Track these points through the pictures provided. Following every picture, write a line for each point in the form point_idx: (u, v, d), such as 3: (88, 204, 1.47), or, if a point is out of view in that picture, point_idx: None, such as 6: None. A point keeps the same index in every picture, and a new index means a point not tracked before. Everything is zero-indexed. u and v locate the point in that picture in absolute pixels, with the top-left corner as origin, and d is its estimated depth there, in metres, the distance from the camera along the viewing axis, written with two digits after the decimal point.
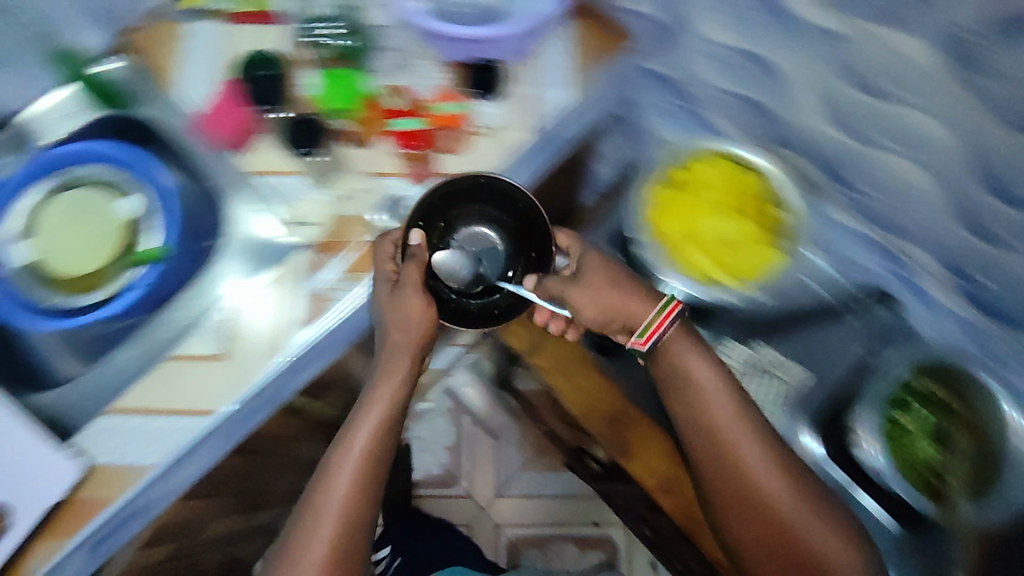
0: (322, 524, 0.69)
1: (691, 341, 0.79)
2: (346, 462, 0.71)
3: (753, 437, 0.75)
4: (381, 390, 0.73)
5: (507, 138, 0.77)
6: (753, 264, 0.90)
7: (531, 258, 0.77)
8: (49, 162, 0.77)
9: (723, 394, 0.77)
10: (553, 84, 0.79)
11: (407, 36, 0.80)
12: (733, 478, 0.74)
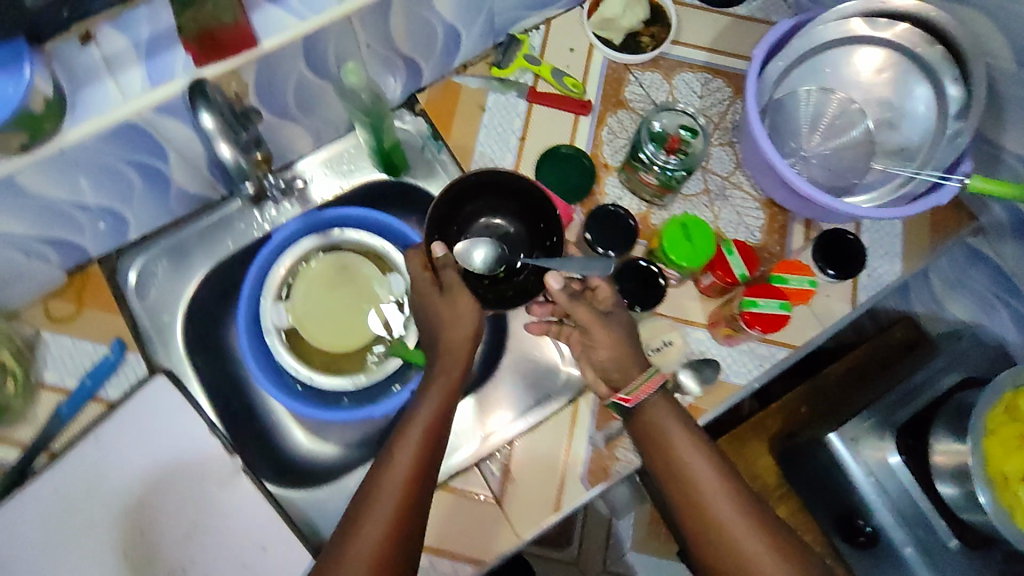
0: (384, 495, 0.52)
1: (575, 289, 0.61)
2: (409, 431, 0.55)
3: (731, 499, 0.52)
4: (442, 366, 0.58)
5: (825, 309, 0.69)
6: None
7: (541, 233, 0.62)
8: (323, 222, 0.70)
9: (696, 444, 0.55)
10: (880, 255, 0.71)
11: (729, 159, 0.73)
12: (696, 521, 0.53)
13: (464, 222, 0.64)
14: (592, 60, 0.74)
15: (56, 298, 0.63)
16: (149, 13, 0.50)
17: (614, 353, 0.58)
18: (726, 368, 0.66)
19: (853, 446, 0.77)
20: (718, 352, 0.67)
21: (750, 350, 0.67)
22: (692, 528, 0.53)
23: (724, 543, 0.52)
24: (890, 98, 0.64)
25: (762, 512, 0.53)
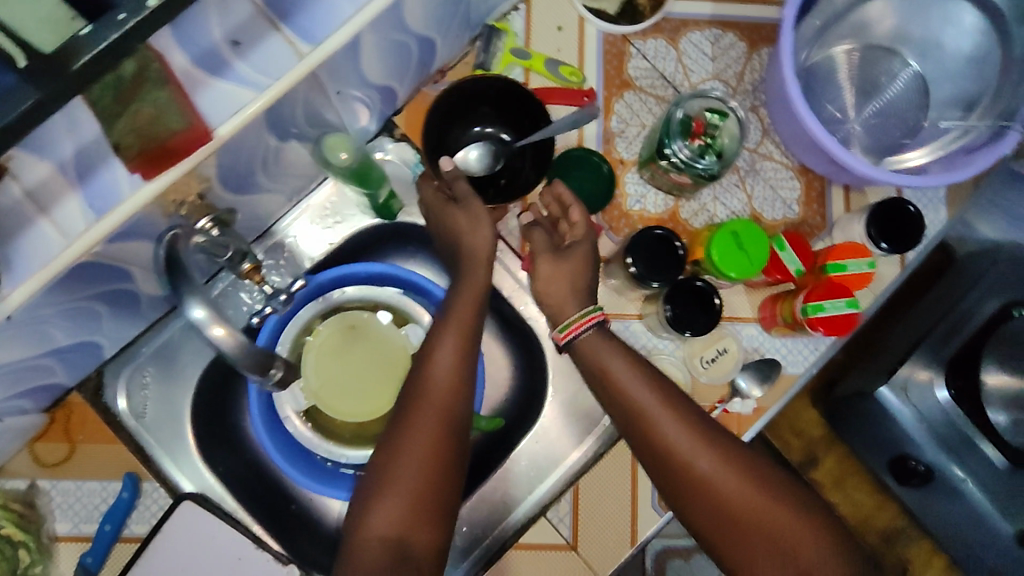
0: (399, 482, 0.48)
1: (608, 346, 0.54)
2: (425, 413, 0.50)
3: (705, 444, 0.49)
4: (450, 340, 0.53)
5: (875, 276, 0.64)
6: None
7: (530, 127, 0.59)
8: (318, 287, 0.62)
9: (655, 389, 0.52)
10: (924, 202, 0.67)
11: (755, 128, 0.66)
12: (669, 454, 0.49)
13: (458, 136, 0.61)
14: (585, 37, 0.65)
15: (40, 441, 0.55)
16: (67, 123, 0.40)
17: (557, 283, 0.57)
18: (784, 358, 0.62)
19: (911, 387, 0.74)
20: (775, 343, 0.62)
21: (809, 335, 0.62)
22: (668, 481, 0.50)
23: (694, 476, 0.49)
24: (933, 44, 0.59)
25: (740, 454, 0.49)
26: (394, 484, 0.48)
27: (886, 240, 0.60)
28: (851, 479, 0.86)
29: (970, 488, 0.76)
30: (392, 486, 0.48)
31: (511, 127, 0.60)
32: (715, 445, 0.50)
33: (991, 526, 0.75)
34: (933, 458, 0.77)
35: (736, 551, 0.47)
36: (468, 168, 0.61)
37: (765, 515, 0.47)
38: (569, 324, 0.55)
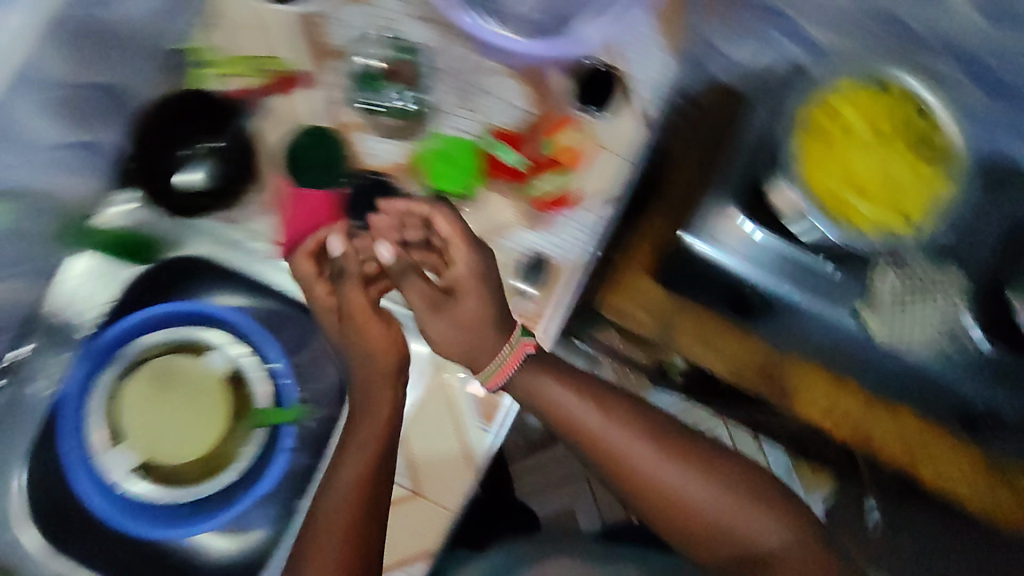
0: (326, 537, 0.56)
1: (517, 375, 0.61)
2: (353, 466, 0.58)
3: (663, 460, 0.61)
4: (371, 449, 0.58)
5: (616, 141, 0.66)
6: (931, 193, 0.67)
7: (226, 120, 0.64)
8: (105, 348, 0.64)
9: (600, 410, 0.62)
10: (646, 55, 0.67)
11: (460, 47, 0.66)
12: (650, 487, 0.61)
13: (169, 164, 0.63)
14: (269, 24, 0.66)
15: None
16: None
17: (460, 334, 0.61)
18: (555, 247, 0.66)
19: (719, 227, 0.78)
20: (541, 236, 0.66)
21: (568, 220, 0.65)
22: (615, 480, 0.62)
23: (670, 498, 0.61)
24: None
25: (700, 455, 0.63)
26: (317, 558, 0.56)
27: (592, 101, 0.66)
28: (712, 331, 0.79)
29: (817, 316, 0.80)
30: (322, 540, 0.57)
31: (210, 135, 0.64)
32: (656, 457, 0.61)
33: (830, 332, 0.80)
34: (766, 283, 0.79)
35: (663, 524, 0.62)
36: (190, 184, 0.63)
37: (722, 515, 0.61)
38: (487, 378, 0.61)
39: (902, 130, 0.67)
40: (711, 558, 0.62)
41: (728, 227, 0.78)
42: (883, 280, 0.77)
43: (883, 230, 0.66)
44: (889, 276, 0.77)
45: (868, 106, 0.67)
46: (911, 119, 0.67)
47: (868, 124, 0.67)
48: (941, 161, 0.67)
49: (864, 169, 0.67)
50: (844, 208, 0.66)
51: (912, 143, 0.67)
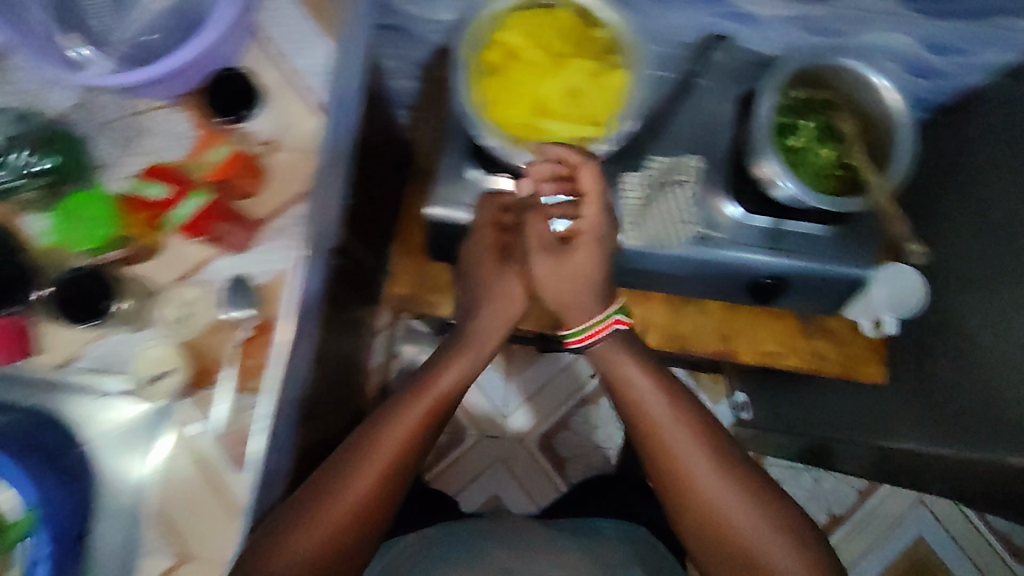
0: (343, 478, 0.63)
1: (619, 355, 0.72)
2: (385, 436, 0.65)
3: (721, 475, 0.67)
4: (409, 414, 0.67)
5: (295, 138, 0.65)
6: (619, 95, 0.66)
7: None
8: None
9: (705, 454, 0.68)
10: (302, 45, 0.66)
11: (105, 97, 0.63)
12: (676, 483, 0.68)
13: None
14: None
15: None
16: None
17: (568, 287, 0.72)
18: (262, 272, 0.63)
19: (455, 186, 0.74)
20: (243, 264, 0.63)
21: (270, 237, 0.63)
22: (670, 499, 0.69)
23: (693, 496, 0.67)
24: None
25: (771, 501, 0.67)
26: (315, 525, 0.61)
27: (246, 108, 0.63)
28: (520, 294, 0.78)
29: None
30: (345, 488, 0.63)
31: None
32: (712, 452, 0.68)
33: None
34: (525, 228, 0.75)
35: (716, 555, 0.67)
36: None
37: (722, 529, 0.66)
38: (578, 333, 0.73)
39: (574, 43, 0.66)
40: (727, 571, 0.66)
41: (470, 179, 0.73)
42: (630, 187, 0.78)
43: (578, 146, 0.65)
44: (632, 181, 0.78)
45: (537, 23, 0.66)
46: (583, 35, 0.66)
47: (537, 44, 0.66)
48: (619, 62, 0.66)
49: (546, 92, 0.65)
50: (539, 138, 0.65)
51: (591, 57, 0.66)
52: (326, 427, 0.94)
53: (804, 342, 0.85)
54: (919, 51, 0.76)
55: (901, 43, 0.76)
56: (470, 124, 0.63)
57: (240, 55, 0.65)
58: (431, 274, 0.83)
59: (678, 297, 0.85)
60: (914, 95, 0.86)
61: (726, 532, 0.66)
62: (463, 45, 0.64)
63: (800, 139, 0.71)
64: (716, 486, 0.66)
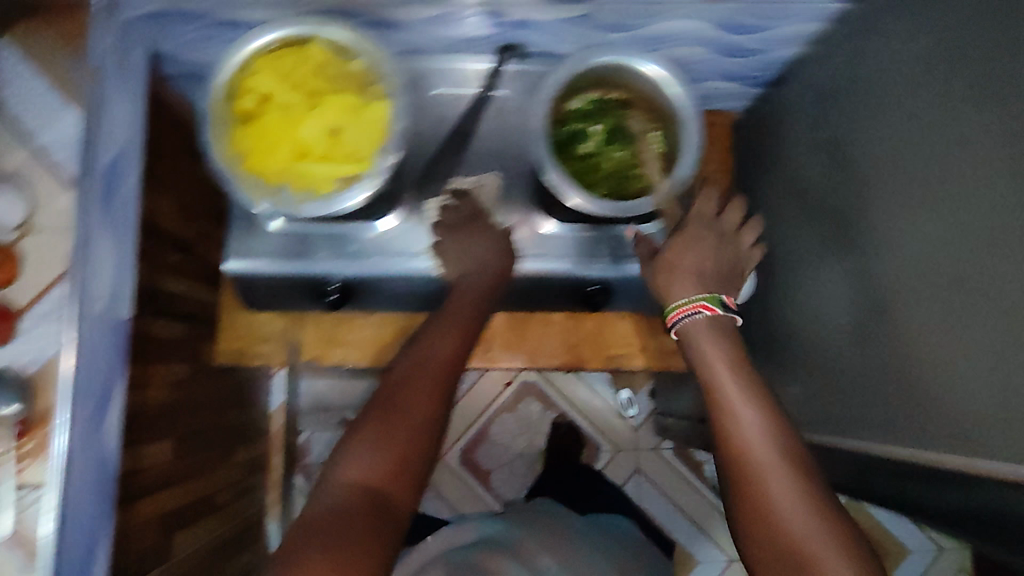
0: (388, 425, 0.55)
1: (710, 335, 0.63)
2: (420, 376, 0.58)
3: (767, 448, 0.55)
4: (452, 311, 0.64)
5: None
6: (378, 128, 0.62)
7: None
8: None
9: (753, 410, 0.58)
10: None
11: None
12: (744, 487, 0.54)
13: None
14: None
15: None
16: None
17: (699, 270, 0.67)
18: None
19: (249, 240, 0.73)
20: None
21: None
22: (741, 501, 0.54)
23: (759, 504, 0.53)
24: None
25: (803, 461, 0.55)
26: (378, 431, 0.55)
27: None
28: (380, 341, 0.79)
29: (401, 275, 0.74)
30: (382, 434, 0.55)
31: None
32: (790, 444, 0.56)
33: (409, 283, 0.75)
34: (327, 271, 0.73)
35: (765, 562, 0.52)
36: None
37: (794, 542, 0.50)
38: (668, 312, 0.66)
39: (328, 79, 0.62)
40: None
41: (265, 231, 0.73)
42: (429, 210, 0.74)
43: (338, 189, 0.62)
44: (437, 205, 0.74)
45: (286, 62, 0.62)
46: (339, 70, 0.63)
47: (287, 83, 0.62)
48: (375, 93, 0.63)
49: (299, 133, 0.61)
50: (300, 182, 0.61)
51: (347, 92, 0.62)
52: (195, 482, 0.94)
53: (652, 339, 0.84)
54: (716, 35, 0.72)
55: (693, 30, 0.71)
56: (221, 178, 0.60)
57: None
58: (256, 325, 0.81)
59: (517, 314, 0.83)
60: (730, 76, 0.82)
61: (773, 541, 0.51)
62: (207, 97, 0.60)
63: (590, 145, 0.69)
64: (785, 485, 0.53)
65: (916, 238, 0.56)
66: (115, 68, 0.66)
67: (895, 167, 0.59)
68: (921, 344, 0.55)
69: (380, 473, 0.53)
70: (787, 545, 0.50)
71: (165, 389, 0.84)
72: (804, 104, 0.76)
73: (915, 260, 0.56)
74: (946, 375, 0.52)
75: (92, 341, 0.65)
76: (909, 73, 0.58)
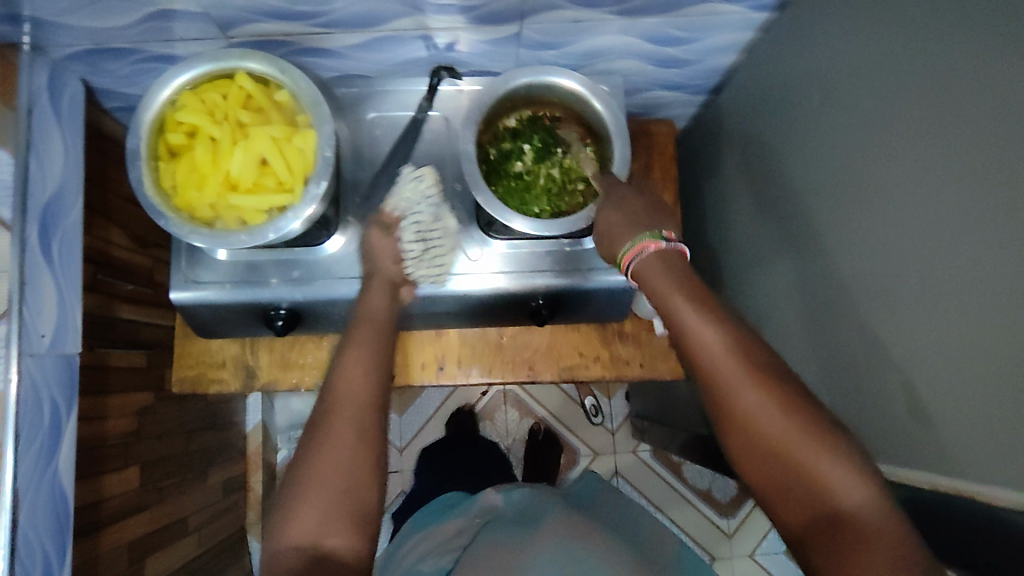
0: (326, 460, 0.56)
1: (659, 268, 0.56)
2: (347, 407, 0.58)
3: (752, 387, 0.50)
4: (361, 334, 0.63)
5: None
6: (307, 156, 0.63)
7: None
8: None
9: (727, 348, 0.52)
10: None
11: None
12: (731, 425, 0.51)
13: None
14: None
15: None
16: None
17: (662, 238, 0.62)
18: None
19: (197, 268, 0.73)
20: None
21: None
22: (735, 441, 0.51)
23: (754, 443, 0.50)
24: None
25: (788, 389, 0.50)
26: (311, 489, 0.55)
27: None
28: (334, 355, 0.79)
29: (351, 298, 0.74)
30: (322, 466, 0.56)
31: None
32: (760, 373, 0.51)
33: (356, 305, 0.76)
34: (275, 296, 0.73)
35: (777, 494, 0.50)
36: None
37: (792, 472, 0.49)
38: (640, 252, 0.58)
39: (256, 111, 0.63)
40: (780, 504, 0.50)
41: (212, 260, 0.73)
42: (404, 192, 0.71)
43: (271, 220, 0.62)
44: (416, 189, 0.71)
45: (212, 95, 0.63)
46: (265, 101, 0.63)
47: (213, 116, 0.62)
48: (303, 122, 0.64)
49: (227, 166, 0.62)
50: (232, 214, 0.63)
51: (275, 122, 0.63)
52: (166, 507, 0.94)
53: (604, 348, 0.84)
54: (646, 48, 0.75)
55: (621, 44, 0.74)
56: (152, 215, 0.60)
57: None
58: (212, 351, 0.82)
59: (469, 330, 0.83)
60: (671, 85, 0.84)
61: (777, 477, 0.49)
62: (134, 133, 0.61)
63: (521, 164, 0.72)
64: (769, 416, 0.50)
65: (872, 242, 0.56)
66: (45, 109, 0.67)
67: (834, 165, 0.62)
68: (877, 334, 0.57)
69: (324, 527, 0.54)
70: (799, 472, 0.49)
71: (127, 418, 0.85)
72: (747, 110, 0.78)
73: (862, 251, 0.58)
74: (902, 358, 0.54)
75: (38, 377, 0.65)
76: (837, 78, 0.61)
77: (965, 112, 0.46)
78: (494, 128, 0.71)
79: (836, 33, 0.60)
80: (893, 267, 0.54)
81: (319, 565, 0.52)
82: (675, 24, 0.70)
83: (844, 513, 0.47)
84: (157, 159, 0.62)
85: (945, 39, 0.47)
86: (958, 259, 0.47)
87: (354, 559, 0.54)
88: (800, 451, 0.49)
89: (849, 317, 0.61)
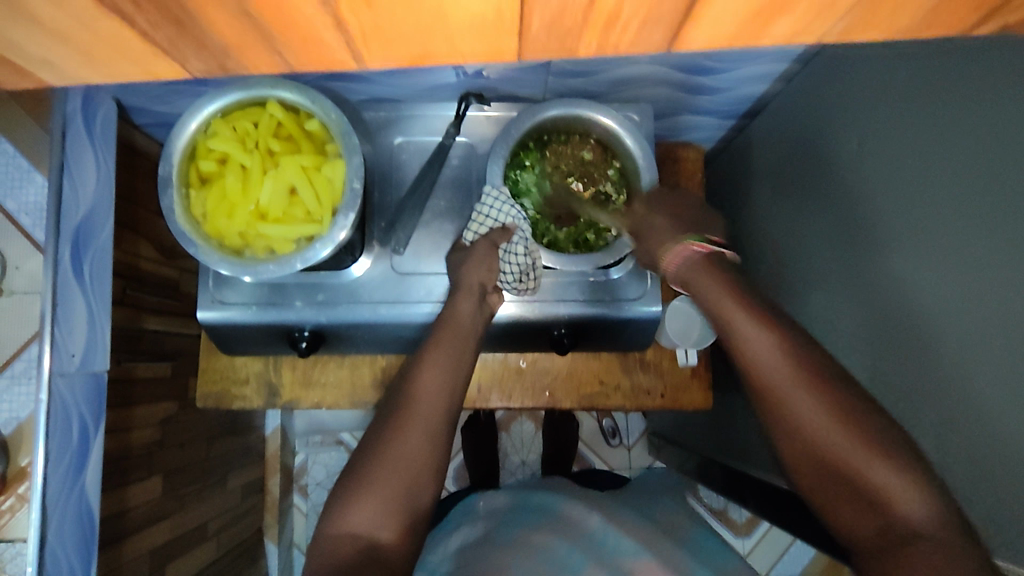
0: (398, 454, 0.57)
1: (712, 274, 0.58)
2: (421, 407, 0.59)
3: (812, 400, 0.51)
4: (442, 339, 0.63)
5: (24, 279, 1.09)
6: (336, 187, 0.63)
7: None
8: None
9: (788, 366, 0.52)
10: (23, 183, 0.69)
11: None
12: (799, 445, 0.51)
13: None
14: None
15: None
16: None
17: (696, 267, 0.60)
18: (11, 407, 1.08)
19: (225, 289, 0.73)
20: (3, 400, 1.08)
21: (14, 373, 1.08)
22: (805, 467, 0.51)
23: (818, 462, 0.50)
24: None
25: (854, 408, 0.50)
26: (372, 484, 0.56)
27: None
28: None
29: (376, 323, 0.74)
30: (390, 458, 0.57)
31: None
32: (823, 392, 0.51)
33: (379, 329, 0.76)
34: (300, 319, 0.73)
35: (845, 515, 0.50)
36: None
37: (862, 488, 0.48)
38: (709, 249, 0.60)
39: (287, 141, 0.64)
40: (862, 532, 0.49)
41: (239, 281, 0.73)
42: (496, 211, 0.66)
43: (298, 250, 0.62)
44: (509, 209, 0.66)
45: (244, 124, 0.63)
46: (296, 131, 0.64)
47: (245, 144, 0.63)
48: (333, 151, 0.64)
49: (258, 196, 0.62)
50: (260, 242, 0.63)
51: (305, 152, 0.63)
52: (187, 514, 0.95)
53: (625, 376, 0.84)
54: (678, 77, 0.74)
55: (652, 73, 0.73)
56: (181, 242, 0.60)
57: (18, 244, 1.08)
58: (236, 367, 0.83)
59: (490, 354, 0.83)
60: (703, 111, 0.83)
61: (860, 494, 0.49)
62: (166, 161, 0.61)
63: (540, 184, 0.71)
64: (835, 431, 0.50)
65: (907, 297, 0.56)
66: (80, 129, 0.69)
67: (869, 210, 0.60)
68: (912, 392, 0.56)
69: (379, 522, 0.54)
70: (869, 492, 0.48)
71: (152, 428, 0.86)
72: (781, 140, 0.77)
73: (893, 306, 0.57)
74: (939, 420, 0.53)
75: (67, 398, 0.67)
76: (875, 121, 0.59)
77: (1011, 180, 0.44)
78: (529, 152, 0.70)
79: (877, 77, 0.58)
80: (927, 326, 0.53)
81: (369, 556, 0.53)
82: (710, 57, 0.69)
83: (909, 528, 0.47)
84: (187, 186, 0.62)
85: (996, 97, 0.46)
86: (1002, 331, 0.46)
87: (396, 558, 0.54)
88: (865, 469, 0.48)
89: (882, 367, 0.60)
